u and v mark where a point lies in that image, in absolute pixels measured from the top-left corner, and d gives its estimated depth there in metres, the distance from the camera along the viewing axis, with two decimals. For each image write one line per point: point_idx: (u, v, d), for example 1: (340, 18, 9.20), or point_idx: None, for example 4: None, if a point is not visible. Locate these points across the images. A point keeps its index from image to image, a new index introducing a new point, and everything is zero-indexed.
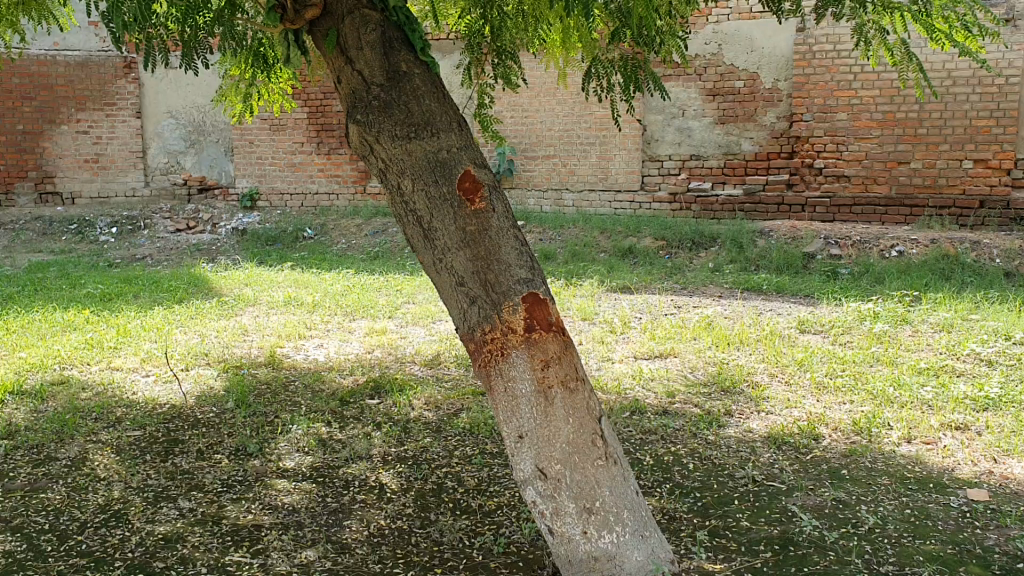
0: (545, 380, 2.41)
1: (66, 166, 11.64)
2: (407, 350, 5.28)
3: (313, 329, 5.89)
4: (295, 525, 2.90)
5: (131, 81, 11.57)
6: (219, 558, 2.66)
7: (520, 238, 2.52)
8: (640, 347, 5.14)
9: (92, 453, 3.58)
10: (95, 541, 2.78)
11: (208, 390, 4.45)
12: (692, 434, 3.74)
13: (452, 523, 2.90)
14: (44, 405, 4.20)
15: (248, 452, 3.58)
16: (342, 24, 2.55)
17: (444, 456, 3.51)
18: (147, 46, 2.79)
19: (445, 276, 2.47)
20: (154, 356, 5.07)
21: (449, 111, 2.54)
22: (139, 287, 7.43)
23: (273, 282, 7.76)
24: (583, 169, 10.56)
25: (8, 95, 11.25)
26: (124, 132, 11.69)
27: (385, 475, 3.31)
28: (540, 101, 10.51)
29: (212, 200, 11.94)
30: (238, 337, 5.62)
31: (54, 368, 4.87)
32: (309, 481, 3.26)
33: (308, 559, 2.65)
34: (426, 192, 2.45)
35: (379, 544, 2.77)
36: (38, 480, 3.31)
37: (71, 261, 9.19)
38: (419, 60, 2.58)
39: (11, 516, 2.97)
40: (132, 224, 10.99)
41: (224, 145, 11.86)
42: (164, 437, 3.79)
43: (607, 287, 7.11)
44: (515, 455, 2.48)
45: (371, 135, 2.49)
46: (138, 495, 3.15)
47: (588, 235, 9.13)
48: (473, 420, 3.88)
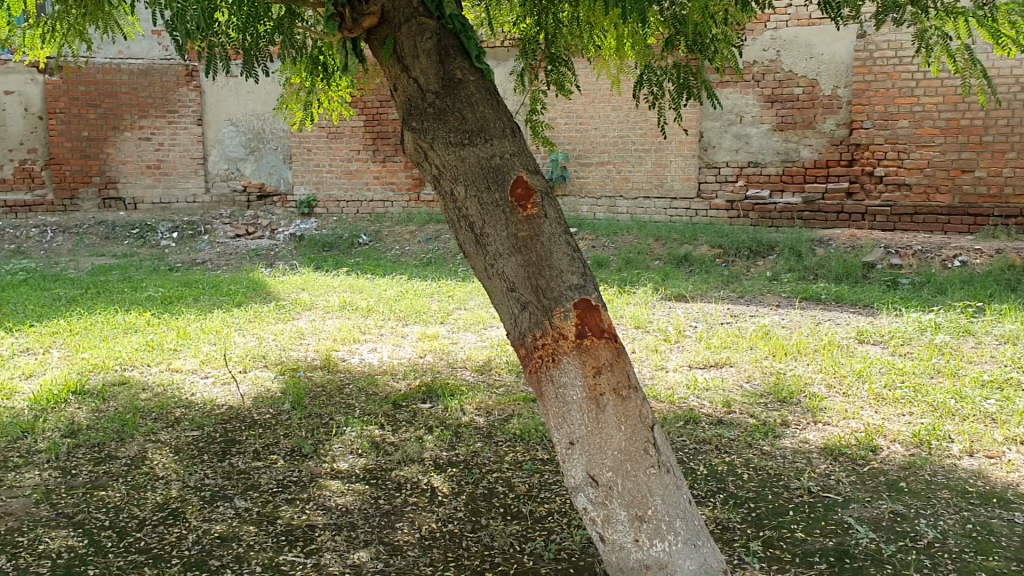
0: (596, 387, 2.41)
1: (129, 173, 11.91)
2: (458, 354, 5.31)
3: (367, 333, 5.96)
4: (348, 526, 2.92)
5: (193, 89, 11.84)
6: (273, 558, 2.69)
7: (572, 244, 2.53)
8: (696, 355, 5.09)
9: (151, 452, 3.66)
10: (153, 538, 2.83)
11: (265, 392, 4.53)
12: (747, 444, 3.69)
13: (502, 528, 2.89)
14: (105, 405, 4.29)
15: (303, 453, 3.63)
16: (399, 33, 2.63)
17: (495, 461, 3.50)
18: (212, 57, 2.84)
19: (496, 281, 2.50)
20: (212, 358, 5.17)
21: (503, 118, 2.59)
22: (200, 291, 7.57)
23: (329, 287, 7.88)
24: (638, 176, 10.51)
25: (74, 102, 11.57)
26: (186, 139, 11.94)
27: (436, 479, 3.32)
28: (595, 108, 10.53)
29: (270, 207, 12.15)
30: (295, 340, 5.72)
31: (115, 369, 4.99)
32: (363, 483, 3.29)
33: (360, 560, 2.67)
34: (479, 199, 2.49)
35: (430, 546, 2.77)
36: (99, 477, 3.39)
37: (133, 265, 9.39)
38: (474, 68, 2.64)
39: (73, 513, 3.04)
40: (193, 229, 11.20)
41: (282, 152, 12.06)
42: (221, 437, 3.85)
43: (662, 295, 7.05)
44: (567, 462, 2.48)
45: (425, 141, 2.56)
46: (195, 494, 3.21)
47: (643, 242, 9.07)
48: (523, 426, 3.87)
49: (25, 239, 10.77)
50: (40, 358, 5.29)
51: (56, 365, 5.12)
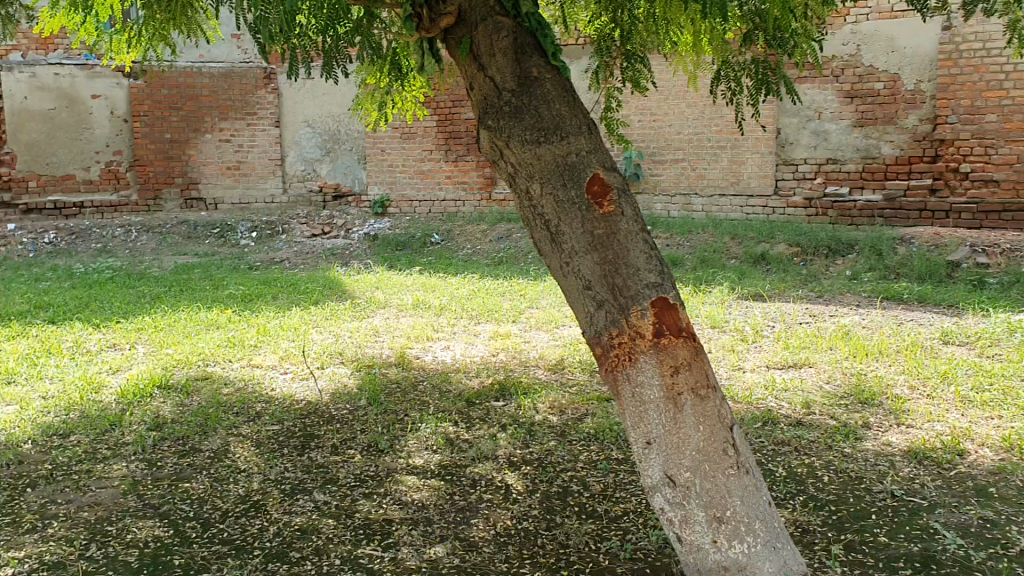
0: (674, 386, 2.39)
1: (210, 173, 12.21)
2: (531, 353, 5.31)
3: (440, 331, 6.00)
4: (424, 521, 2.95)
5: (271, 91, 12.09)
6: (352, 551, 2.73)
7: (649, 241, 2.51)
8: (773, 355, 5.01)
9: (233, 445, 3.75)
10: (235, 529, 2.90)
11: (343, 388, 4.61)
12: (828, 446, 3.62)
13: (577, 527, 2.89)
14: (189, 399, 4.42)
15: (379, 448, 3.67)
16: (475, 31, 2.65)
17: (570, 460, 3.49)
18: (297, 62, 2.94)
19: (572, 280, 2.49)
20: (291, 354, 5.28)
21: (579, 115, 2.58)
22: (278, 289, 7.73)
23: (402, 285, 7.97)
24: (713, 174, 10.38)
25: (157, 105, 11.89)
26: (264, 140, 12.20)
27: (510, 476, 3.33)
28: (669, 105, 10.44)
29: (345, 207, 12.33)
30: (371, 337, 5.80)
31: (198, 364, 5.12)
32: (438, 479, 3.32)
33: (436, 555, 2.69)
34: (555, 196, 2.49)
35: (506, 543, 2.78)
36: (184, 469, 3.48)
37: (215, 264, 9.62)
38: (550, 66, 2.65)
39: (159, 503, 3.14)
40: (271, 228, 11.43)
41: (357, 153, 12.23)
42: (301, 432, 3.93)
43: (739, 295, 6.96)
44: (643, 462, 2.47)
45: (501, 139, 2.56)
46: (275, 487, 3.27)
47: (719, 241, 8.96)
48: (598, 425, 3.85)
49: (111, 239, 11.12)
50: (127, 353, 5.46)
51: (142, 360, 5.29)
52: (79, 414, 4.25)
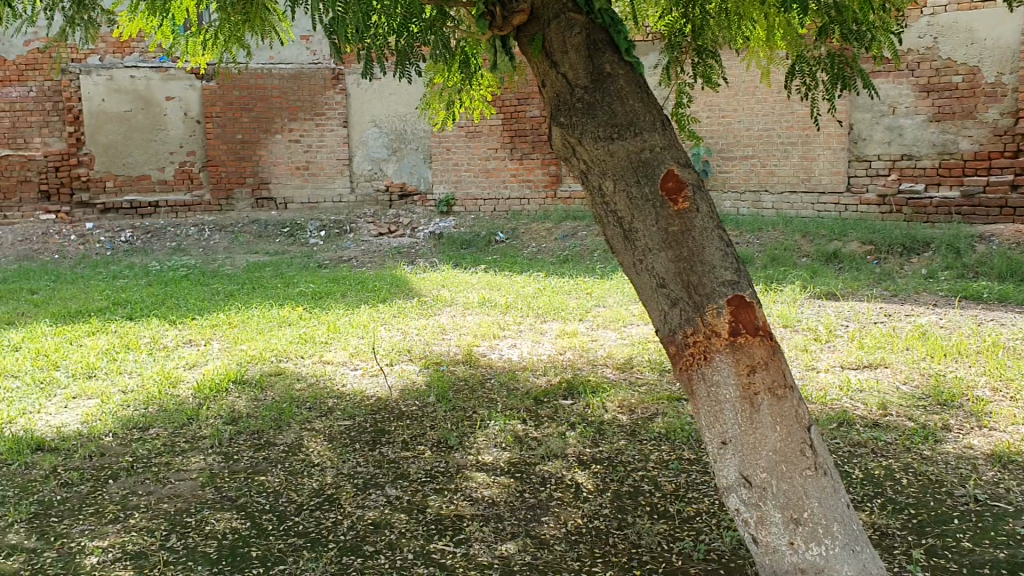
0: (750, 386, 2.36)
1: (279, 173, 12.42)
2: (598, 352, 5.29)
3: (507, 329, 6.01)
4: (495, 517, 2.96)
5: (339, 92, 12.25)
6: (424, 546, 2.75)
7: (725, 238, 2.48)
8: (848, 356, 4.92)
9: (307, 440, 3.81)
10: (310, 522, 2.94)
11: (411, 384, 4.65)
12: (906, 448, 3.54)
13: (650, 526, 2.87)
14: (263, 394, 4.50)
15: (449, 445, 3.70)
16: (548, 28, 2.64)
17: (641, 459, 3.47)
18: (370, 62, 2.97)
19: (645, 277, 2.48)
20: (361, 351, 5.34)
21: (653, 111, 2.56)
22: (347, 287, 7.84)
23: (469, 283, 8.01)
24: (783, 171, 10.23)
25: (229, 107, 12.13)
26: (332, 141, 12.36)
27: (581, 474, 3.32)
28: (739, 100, 10.32)
29: (411, 206, 12.43)
30: (438, 335, 5.84)
31: (271, 360, 5.21)
32: (508, 476, 3.32)
33: (508, 552, 2.70)
34: (628, 193, 2.48)
35: (577, 541, 2.78)
36: (260, 463, 3.55)
37: (285, 262, 9.78)
38: (624, 61, 2.63)
39: (236, 496, 3.20)
40: (339, 227, 11.59)
41: (423, 152, 12.33)
42: (372, 427, 3.97)
43: (811, 294, 6.84)
44: (719, 462, 2.45)
45: (574, 136, 2.56)
46: (348, 481, 3.32)
47: (790, 239, 8.82)
48: (669, 425, 3.82)
49: (185, 237, 11.38)
50: (202, 349, 5.58)
51: (217, 356, 5.40)
52: (157, 408, 4.36)
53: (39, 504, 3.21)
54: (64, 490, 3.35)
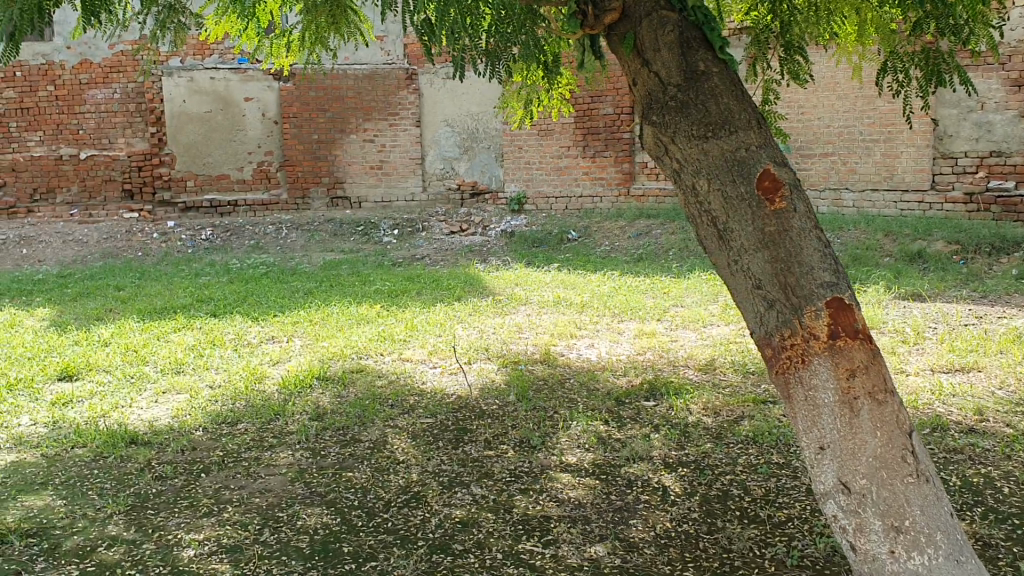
0: (850, 390, 2.31)
1: (353, 173, 12.56)
2: (679, 352, 5.24)
3: (584, 329, 5.99)
4: (583, 519, 2.94)
5: (412, 91, 12.32)
6: (513, 546, 2.76)
7: (822, 240, 2.44)
8: (939, 359, 4.79)
9: (391, 437, 3.85)
10: (400, 519, 2.97)
11: (491, 383, 4.67)
12: (1005, 455, 3.43)
13: (740, 531, 2.83)
14: (345, 391, 4.56)
15: (531, 445, 3.70)
16: (640, 27, 2.62)
17: (728, 463, 3.43)
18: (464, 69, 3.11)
19: (741, 278, 2.45)
20: (439, 349, 5.38)
21: (748, 109, 2.52)
22: (421, 285, 7.90)
23: (542, 282, 8.01)
24: (865, 168, 10.00)
25: (305, 107, 12.32)
26: (405, 140, 12.45)
27: (668, 478, 3.29)
28: (819, 97, 10.10)
29: (483, 205, 12.47)
30: (515, 334, 5.85)
31: (352, 357, 5.29)
32: (593, 478, 3.31)
33: (597, 554, 2.68)
34: (724, 192, 2.45)
35: (667, 545, 2.75)
36: (346, 459, 3.60)
37: (359, 260, 9.90)
38: (718, 59, 2.59)
39: (325, 491, 3.26)
40: (411, 226, 11.69)
41: (495, 151, 12.36)
42: (454, 425, 4.00)
43: (896, 294, 6.68)
44: (816, 467, 2.41)
45: (667, 135, 2.54)
46: (434, 479, 3.34)
47: (872, 238, 8.62)
48: (756, 428, 3.76)
49: (262, 236, 11.60)
50: (285, 346, 5.69)
51: (300, 353, 5.50)
52: (245, 403, 4.46)
53: (136, 497, 3.30)
54: (158, 483, 3.44)
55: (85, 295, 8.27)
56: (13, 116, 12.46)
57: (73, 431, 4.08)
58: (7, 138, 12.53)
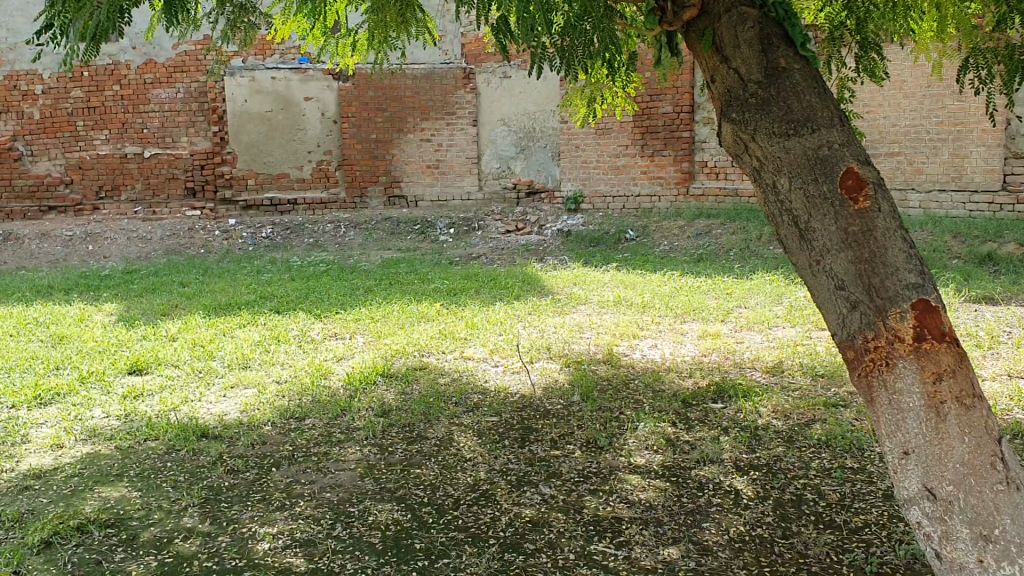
0: (937, 394, 2.25)
1: (410, 172, 12.64)
2: (745, 354, 5.17)
3: (646, 329, 5.96)
4: (654, 521, 2.92)
5: (470, 90, 12.36)
6: (585, 546, 2.74)
7: (907, 240, 2.38)
8: (1015, 364, 4.66)
9: (458, 435, 3.85)
10: (470, 517, 2.98)
11: (555, 382, 4.65)
12: None
13: (816, 536, 2.78)
14: (409, 388, 4.59)
15: (598, 445, 3.68)
16: (718, 23, 2.62)
17: (801, 467, 3.37)
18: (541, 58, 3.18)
19: (822, 278, 2.40)
20: (501, 347, 5.38)
21: (830, 107, 2.48)
22: (480, 284, 7.91)
23: (602, 281, 7.98)
24: (932, 168, 9.79)
25: (364, 107, 12.43)
26: (462, 139, 12.50)
27: (739, 481, 3.25)
28: (885, 96, 9.91)
29: (539, 203, 12.45)
30: (576, 334, 5.82)
31: (414, 354, 5.31)
32: (663, 480, 3.28)
33: (671, 557, 2.66)
34: (805, 191, 2.40)
35: (742, 549, 2.71)
36: (413, 456, 3.61)
37: (417, 259, 9.95)
38: (799, 55, 2.55)
39: (395, 487, 3.28)
40: (468, 225, 11.72)
41: (553, 150, 12.35)
42: (520, 425, 3.99)
43: (967, 297, 6.52)
44: (899, 472, 2.34)
45: (747, 132, 2.51)
46: (502, 478, 3.34)
47: (939, 239, 8.44)
48: (828, 432, 3.70)
49: (321, 234, 11.72)
50: (347, 343, 5.73)
51: (363, 350, 5.54)
52: (311, 399, 4.50)
53: (209, 489, 3.35)
54: (231, 476, 3.49)
55: (150, 291, 8.43)
56: (80, 115, 12.71)
57: (144, 424, 4.16)
58: (74, 137, 12.78)
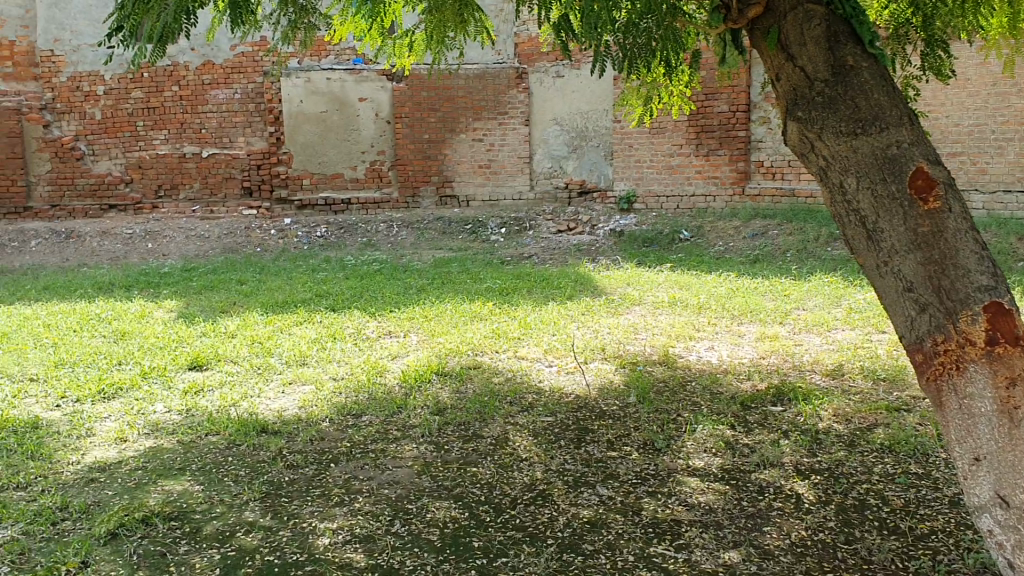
0: (1011, 400, 2.18)
1: (463, 172, 12.68)
2: (804, 357, 5.09)
3: (702, 331, 5.90)
4: (714, 525, 2.89)
5: (523, 90, 12.37)
6: (644, 548, 2.72)
7: (980, 242, 2.32)
8: None
9: (513, 435, 3.85)
10: (528, 517, 2.98)
11: (610, 383, 4.64)
12: None
13: (881, 542, 2.73)
14: (464, 387, 4.60)
15: (656, 447, 3.66)
16: (784, 21, 2.58)
17: (863, 472, 3.31)
18: (604, 57, 3.21)
19: (890, 280, 2.36)
20: (555, 348, 5.38)
21: (900, 105, 2.43)
22: (533, 284, 7.91)
23: (656, 282, 7.93)
24: (996, 168, 9.57)
25: (418, 107, 12.51)
26: (514, 139, 12.51)
27: (800, 485, 3.20)
28: (948, 94, 9.70)
29: (592, 203, 12.41)
30: (631, 335, 5.79)
31: (468, 353, 5.33)
32: (723, 483, 3.24)
33: (731, 560, 2.63)
34: (873, 190, 2.36)
35: (804, 554, 2.68)
36: (469, 454, 3.62)
37: (469, 258, 9.98)
38: (867, 53, 2.51)
39: (452, 485, 3.29)
40: (520, 225, 11.73)
41: (606, 150, 12.31)
42: (575, 425, 3.98)
43: None
44: (971, 479, 2.29)
45: (813, 131, 2.48)
46: (559, 478, 3.33)
47: (1004, 241, 8.24)
48: (892, 437, 3.63)
49: (374, 233, 11.82)
50: (402, 341, 5.77)
51: (416, 348, 5.57)
52: (367, 396, 4.53)
53: (270, 484, 3.40)
54: (291, 471, 3.53)
55: (209, 288, 8.57)
56: (140, 115, 12.93)
57: (205, 419, 4.23)
58: (134, 137, 13.01)
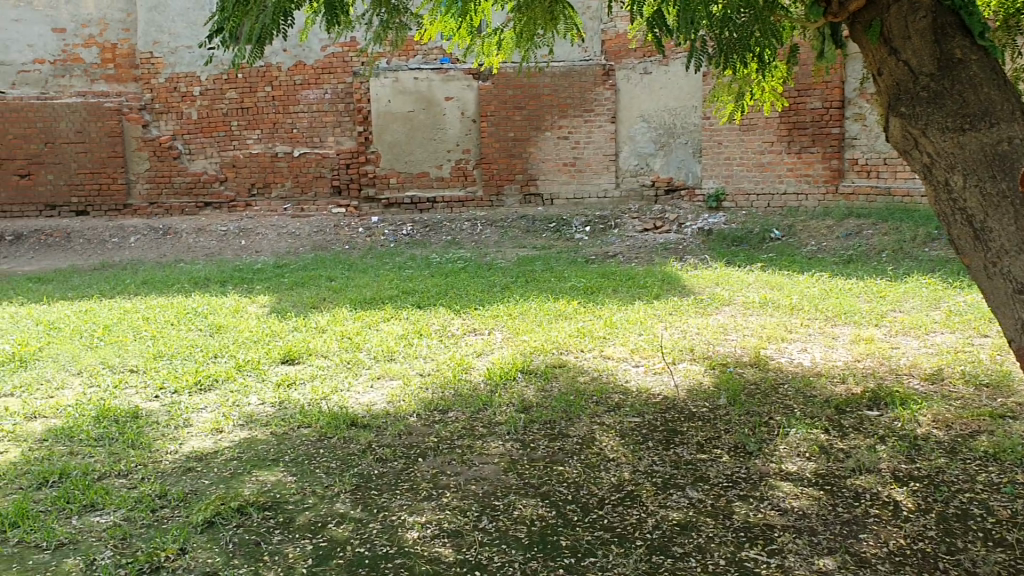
0: None
1: (548, 170, 12.67)
2: (901, 361, 4.94)
3: (794, 332, 5.77)
4: (808, 531, 2.82)
5: (609, 87, 12.31)
6: (735, 553, 2.68)
7: None
8: None
9: (600, 434, 3.82)
10: (616, 517, 2.95)
11: (698, 384, 4.57)
12: None
13: (986, 554, 2.63)
14: (549, 385, 4.60)
15: (747, 450, 3.59)
16: (887, 13, 2.68)
17: (966, 480, 3.19)
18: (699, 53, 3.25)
19: (995, 270, 2.54)
20: (641, 347, 5.33)
21: (1009, 100, 2.53)
22: (619, 283, 7.85)
23: (746, 282, 7.79)
24: None
25: (504, 106, 12.52)
26: (601, 137, 12.46)
27: (899, 492, 3.10)
28: None
29: (679, 201, 12.26)
30: (720, 335, 5.70)
31: (554, 352, 5.31)
32: (817, 488, 3.17)
33: (827, 567, 2.57)
34: (979, 187, 2.52)
35: (903, 563, 2.59)
36: (556, 453, 3.61)
37: (554, 257, 9.96)
38: (976, 46, 2.60)
39: (539, 483, 3.28)
40: (605, 223, 11.67)
41: (693, 146, 12.14)
42: (664, 426, 3.93)
43: None
44: None
45: (918, 126, 2.61)
46: (648, 479, 3.30)
47: None
48: (996, 445, 3.49)
49: (460, 232, 11.91)
50: (487, 339, 5.79)
51: (502, 346, 5.58)
52: (453, 392, 4.56)
53: (360, 477, 3.45)
54: (380, 465, 3.57)
55: (299, 284, 8.74)
56: (235, 115, 13.27)
57: (297, 412, 4.32)
58: (229, 137, 13.35)
